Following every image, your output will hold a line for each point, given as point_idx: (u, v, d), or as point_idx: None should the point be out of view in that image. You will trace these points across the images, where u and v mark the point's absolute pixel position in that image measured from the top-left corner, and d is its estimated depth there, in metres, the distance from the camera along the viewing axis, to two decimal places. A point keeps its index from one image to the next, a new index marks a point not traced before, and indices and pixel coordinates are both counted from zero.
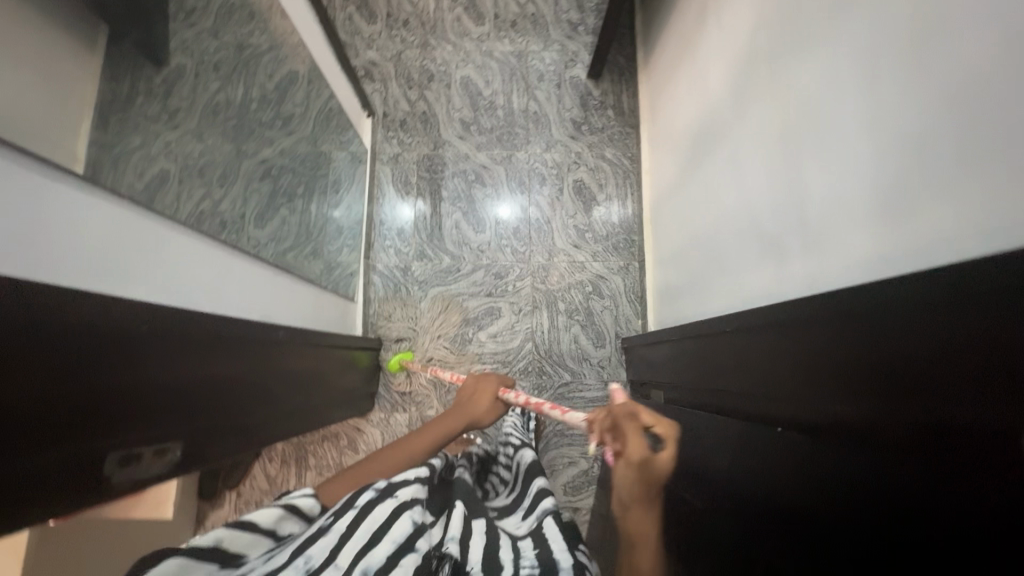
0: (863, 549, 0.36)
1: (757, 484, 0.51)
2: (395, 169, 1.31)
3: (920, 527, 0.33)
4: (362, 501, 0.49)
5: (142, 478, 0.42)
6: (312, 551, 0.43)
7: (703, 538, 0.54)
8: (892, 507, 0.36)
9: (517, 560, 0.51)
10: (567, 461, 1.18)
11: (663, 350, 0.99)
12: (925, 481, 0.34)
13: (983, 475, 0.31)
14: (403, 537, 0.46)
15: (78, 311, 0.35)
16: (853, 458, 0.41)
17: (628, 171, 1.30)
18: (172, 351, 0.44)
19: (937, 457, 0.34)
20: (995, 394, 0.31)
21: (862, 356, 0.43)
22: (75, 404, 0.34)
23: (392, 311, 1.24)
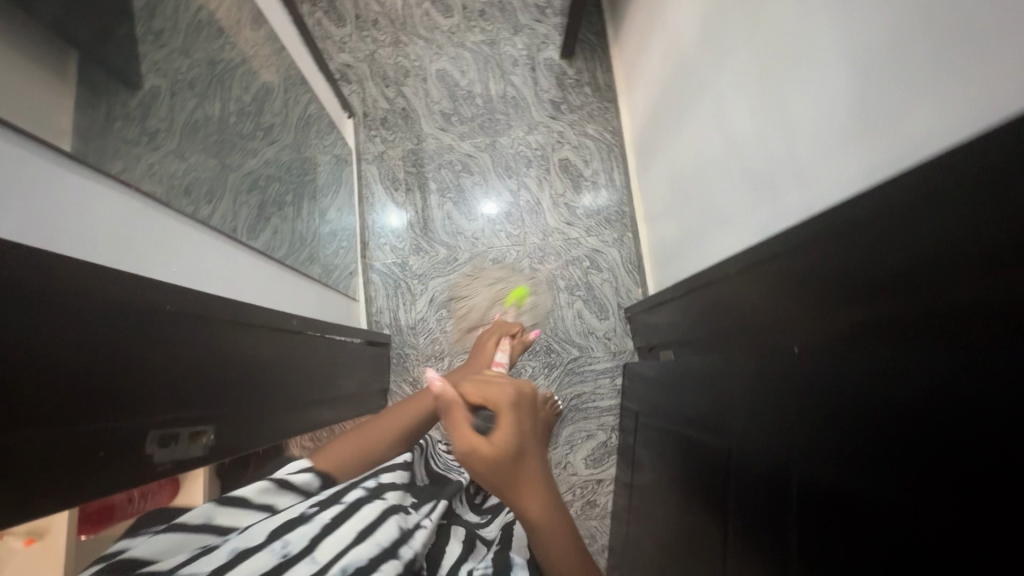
0: (856, 468, 0.36)
1: (768, 404, 0.52)
2: (381, 167, 1.32)
3: (902, 445, 0.32)
4: (354, 498, 0.58)
5: (180, 462, 0.42)
6: (290, 538, 0.50)
7: (738, 477, 0.54)
8: (880, 427, 0.35)
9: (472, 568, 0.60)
10: (584, 434, 1.19)
11: (667, 310, 1.01)
12: (908, 392, 0.33)
13: (963, 381, 0.29)
14: (386, 541, 0.53)
15: (101, 291, 0.35)
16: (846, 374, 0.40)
17: (611, 144, 1.32)
18: (196, 333, 0.44)
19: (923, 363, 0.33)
20: (996, 275, 0.30)
21: (877, 271, 0.43)
22: (107, 384, 0.34)
23: (395, 307, 1.25)
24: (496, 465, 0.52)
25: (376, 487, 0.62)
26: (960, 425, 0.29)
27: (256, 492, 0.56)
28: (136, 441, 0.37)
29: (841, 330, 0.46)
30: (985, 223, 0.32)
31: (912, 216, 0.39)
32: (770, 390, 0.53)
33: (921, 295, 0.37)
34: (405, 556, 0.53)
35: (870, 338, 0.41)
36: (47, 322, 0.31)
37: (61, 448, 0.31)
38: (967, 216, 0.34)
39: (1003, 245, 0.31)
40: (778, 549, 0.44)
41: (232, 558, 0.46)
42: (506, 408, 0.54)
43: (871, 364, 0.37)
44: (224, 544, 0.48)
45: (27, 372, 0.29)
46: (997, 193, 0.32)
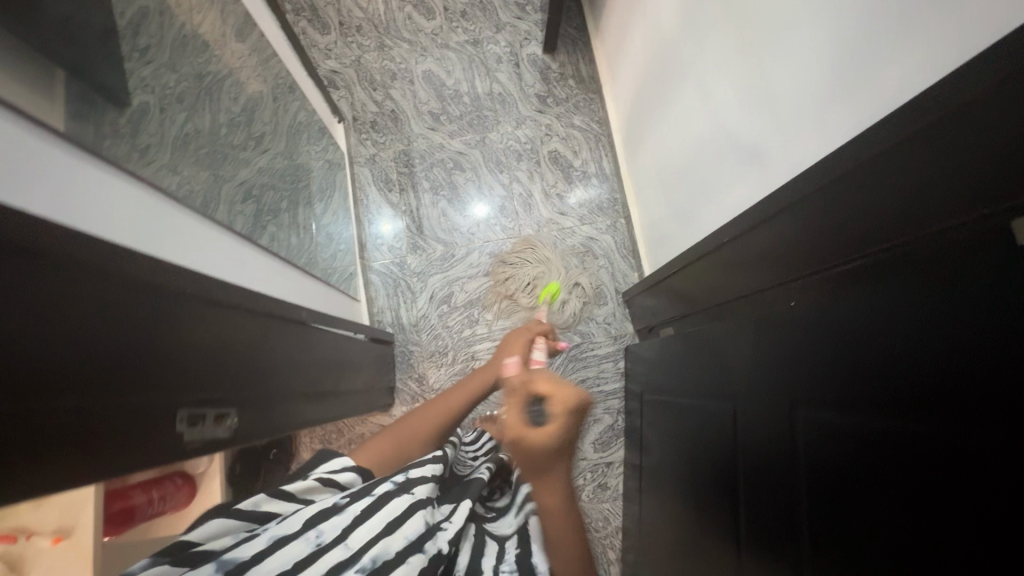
0: (868, 442, 0.36)
1: (770, 361, 0.54)
2: (374, 169, 1.33)
3: (916, 418, 0.33)
4: (383, 491, 0.59)
5: (207, 443, 0.43)
6: (324, 527, 0.53)
7: (750, 432, 0.56)
8: (890, 395, 0.35)
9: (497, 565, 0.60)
10: (591, 419, 1.21)
11: (666, 288, 1.03)
12: (915, 358, 0.33)
13: (970, 348, 0.30)
14: (414, 535, 0.55)
15: (128, 273, 0.36)
16: (845, 338, 0.41)
17: (598, 134, 1.34)
18: (214, 318, 0.46)
19: (924, 327, 0.33)
20: (996, 224, 0.31)
21: (874, 228, 0.44)
22: (137, 363, 0.36)
23: (396, 306, 1.26)
24: (532, 449, 0.61)
25: (405, 480, 0.62)
26: (975, 399, 0.29)
27: (299, 487, 0.60)
28: (167, 421, 0.38)
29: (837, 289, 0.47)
30: (997, 189, 0.33)
31: (911, 179, 0.40)
32: (772, 350, 0.54)
33: (910, 262, 0.37)
34: (430, 552, 0.54)
35: (849, 306, 0.42)
36: (80, 300, 0.32)
37: (99, 423, 0.33)
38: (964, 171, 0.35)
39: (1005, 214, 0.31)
40: (789, 520, 0.46)
41: (266, 547, 0.50)
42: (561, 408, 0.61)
43: (875, 342, 0.38)
44: (263, 532, 0.52)
45: (64, 350, 0.30)
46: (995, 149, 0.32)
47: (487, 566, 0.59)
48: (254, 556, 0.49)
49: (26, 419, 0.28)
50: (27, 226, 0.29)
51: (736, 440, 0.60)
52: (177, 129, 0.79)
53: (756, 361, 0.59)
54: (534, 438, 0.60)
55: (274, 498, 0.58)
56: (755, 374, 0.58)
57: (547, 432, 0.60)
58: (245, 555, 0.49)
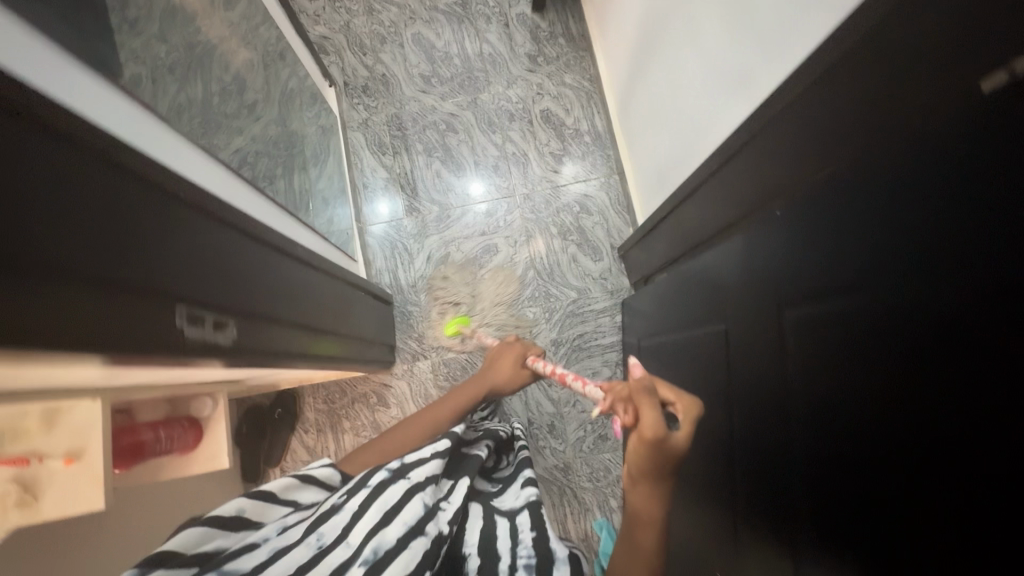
0: (880, 396, 0.34)
1: (762, 267, 0.55)
2: (367, 133, 1.34)
3: (930, 372, 0.30)
4: (378, 481, 0.62)
5: (208, 347, 0.45)
6: (324, 530, 0.56)
7: (748, 343, 0.57)
8: (900, 340, 0.32)
9: (514, 548, 0.63)
10: (590, 371, 1.22)
11: (664, 230, 1.03)
12: (924, 302, 0.31)
13: (981, 292, 0.27)
14: (412, 520, 0.57)
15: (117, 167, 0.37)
16: (848, 273, 0.38)
17: (590, 92, 1.34)
18: (203, 231, 0.47)
19: (934, 266, 0.30)
20: (982, 122, 0.28)
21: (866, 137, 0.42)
22: (130, 255, 0.37)
23: (395, 268, 1.27)
24: (675, 452, 0.53)
25: (399, 466, 0.65)
26: (992, 356, 0.27)
27: (280, 487, 0.64)
28: (167, 314, 0.40)
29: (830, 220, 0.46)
30: (977, 116, 0.28)
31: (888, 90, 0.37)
32: (767, 274, 0.53)
33: (893, 221, 0.33)
34: (429, 533, 0.57)
35: (843, 267, 0.39)
36: (74, 179, 0.33)
37: (102, 303, 0.34)
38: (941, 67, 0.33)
39: (996, 179, 0.27)
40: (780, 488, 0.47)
41: (273, 554, 0.54)
42: (690, 405, 0.56)
43: (877, 313, 0.35)
44: (263, 544, 0.55)
45: (55, 224, 0.31)
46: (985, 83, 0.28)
47: (501, 548, 0.63)
48: (256, 566, 0.53)
49: (27, 271, 0.29)
50: (14, 89, 0.30)
51: (737, 380, 0.59)
52: (181, 79, 0.79)
53: (744, 274, 0.59)
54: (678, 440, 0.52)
55: (255, 499, 0.61)
56: (746, 286, 0.59)
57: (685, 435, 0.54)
58: (246, 567, 0.52)
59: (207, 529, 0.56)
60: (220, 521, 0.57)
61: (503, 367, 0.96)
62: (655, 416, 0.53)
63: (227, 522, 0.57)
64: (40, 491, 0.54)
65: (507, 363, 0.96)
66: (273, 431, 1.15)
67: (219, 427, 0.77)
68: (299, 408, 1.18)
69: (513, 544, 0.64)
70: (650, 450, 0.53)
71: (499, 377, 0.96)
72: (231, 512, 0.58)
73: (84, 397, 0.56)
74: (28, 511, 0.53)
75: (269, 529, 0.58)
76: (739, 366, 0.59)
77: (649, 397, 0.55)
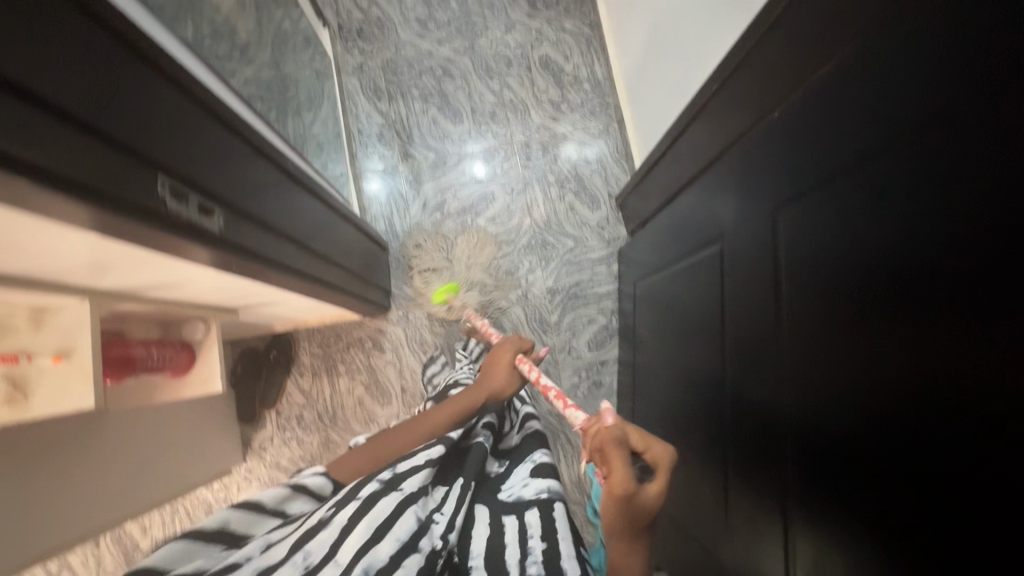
0: (882, 392, 0.38)
1: (783, 167, 0.55)
2: (362, 78, 1.31)
3: (931, 371, 0.34)
4: (368, 494, 0.59)
5: (194, 230, 0.44)
6: (311, 548, 0.54)
7: (760, 256, 0.58)
8: (904, 340, 0.36)
9: (522, 564, 0.55)
10: (586, 319, 1.22)
11: (663, 167, 1.04)
12: (927, 308, 0.34)
13: (983, 301, 0.31)
14: (405, 535, 0.55)
15: (115, 28, 0.36)
16: (850, 272, 0.42)
17: (590, 38, 1.31)
18: (196, 116, 0.46)
19: (936, 276, 0.34)
20: (985, 137, 0.31)
21: (862, 84, 0.43)
22: (122, 119, 0.36)
23: (391, 215, 1.25)
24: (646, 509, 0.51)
25: (391, 476, 0.63)
26: (991, 361, 0.30)
27: (272, 498, 0.63)
28: (149, 181, 0.39)
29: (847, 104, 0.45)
30: (978, 129, 0.31)
31: (889, 100, 0.39)
32: (774, 234, 0.55)
33: (898, 241, 0.37)
34: (423, 548, 0.55)
35: (847, 278, 0.42)
36: (73, 27, 0.32)
37: (93, 158, 0.34)
38: (938, 85, 0.35)
39: (996, 197, 0.30)
40: (779, 479, 0.51)
41: (256, 575, 0.51)
42: (662, 455, 0.54)
43: (882, 326, 0.38)
44: (248, 562, 0.53)
45: (53, 67, 0.31)
46: (989, 118, 0.31)
47: (510, 561, 0.56)
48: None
49: (9, 94, 0.28)
50: None
51: (744, 303, 0.61)
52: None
53: (763, 184, 0.59)
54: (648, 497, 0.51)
55: (238, 511, 0.60)
56: (762, 192, 0.59)
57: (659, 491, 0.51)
58: None
59: (186, 544, 0.55)
60: (203, 535, 0.57)
61: (498, 373, 0.90)
62: (626, 471, 0.51)
63: (209, 535, 0.57)
64: (31, 390, 0.54)
65: (501, 364, 0.91)
66: (268, 372, 1.15)
67: (214, 353, 0.78)
68: (293, 353, 1.17)
69: (522, 558, 0.56)
70: (620, 506, 0.50)
71: (496, 384, 0.89)
72: (215, 525, 0.58)
73: (70, 300, 0.54)
74: (15, 410, 0.53)
75: (253, 546, 0.55)
76: (753, 269, 0.59)
77: (621, 448, 0.52)
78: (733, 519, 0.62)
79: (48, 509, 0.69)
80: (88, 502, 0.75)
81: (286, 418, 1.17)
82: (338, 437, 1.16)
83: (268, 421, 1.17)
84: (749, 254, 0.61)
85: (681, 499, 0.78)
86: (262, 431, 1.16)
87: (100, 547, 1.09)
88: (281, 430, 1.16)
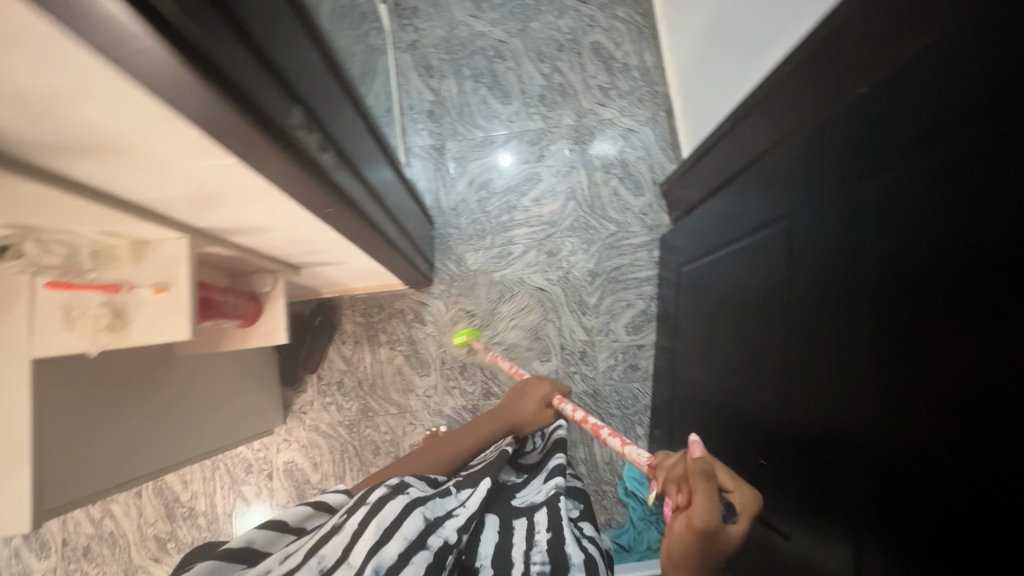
0: (904, 383, 0.46)
1: (829, 174, 0.62)
2: (415, 55, 1.32)
3: (944, 367, 0.42)
4: (378, 498, 0.59)
5: (308, 162, 0.47)
6: (325, 552, 0.54)
7: (806, 251, 0.65)
8: (923, 340, 0.44)
9: (527, 556, 0.61)
10: (625, 303, 1.23)
11: (700, 166, 1.10)
12: (943, 315, 0.42)
13: (988, 314, 0.39)
14: (413, 535, 0.55)
15: None
16: (881, 281, 0.50)
17: (641, 27, 1.32)
18: (315, 58, 0.48)
19: (953, 291, 0.42)
20: (1000, 185, 0.39)
21: (907, 109, 0.50)
22: (271, 44, 0.38)
23: (437, 190, 1.27)
24: (721, 545, 0.46)
25: (398, 481, 0.62)
26: (990, 363, 0.39)
27: (294, 516, 0.63)
28: (286, 111, 0.41)
29: (897, 119, 0.51)
30: (995, 177, 0.39)
31: (925, 145, 0.46)
32: (823, 229, 0.61)
33: (923, 265, 0.45)
34: (433, 546, 0.56)
35: (881, 296, 0.50)
36: None
37: (251, 77, 0.36)
38: (976, 139, 0.41)
39: (1004, 233, 0.38)
40: (806, 463, 0.60)
41: None
42: (748, 499, 0.48)
43: (906, 336, 0.46)
44: None
45: None
46: (1006, 180, 0.38)
47: (516, 555, 0.61)
48: None
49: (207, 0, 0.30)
50: None
51: (791, 289, 0.67)
52: None
53: (813, 183, 0.65)
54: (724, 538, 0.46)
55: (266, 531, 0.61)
56: (810, 193, 0.66)
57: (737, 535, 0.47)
58: None
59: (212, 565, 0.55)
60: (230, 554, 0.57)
61: (527, 406, 0.92)
62: (713, 507, 0.44)
63: (232, 556, 0.57)
64: (128, 317, 0.57)
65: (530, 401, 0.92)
66: (311, 339, 1.17)
67: (281, 304, 0.81)
68: (337, 322, 1.20)
69: (526, 549, 0.62)
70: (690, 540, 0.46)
71: (521, 413, 0.92)
72: (240, 544, 0.58)
73: (170, 235, 0.57)
74: (115, 336, 0.56)
75: (271, 560, 0.55)
76: (809, 254, 0.64)
77: (710, 482, 0.46)
78: (779, 484, 0.65)
79: (124, 443, 0.69)
80: (161, 441, 0.76)
81: (327, 383, 1.19)
82: (376, 405, 1.18)
83: (309, 385, 1.19)
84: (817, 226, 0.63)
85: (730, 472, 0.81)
86: (302, 394, 1.18)
87: (143, 497, 1.12)
88: (321, 395, 1.19)
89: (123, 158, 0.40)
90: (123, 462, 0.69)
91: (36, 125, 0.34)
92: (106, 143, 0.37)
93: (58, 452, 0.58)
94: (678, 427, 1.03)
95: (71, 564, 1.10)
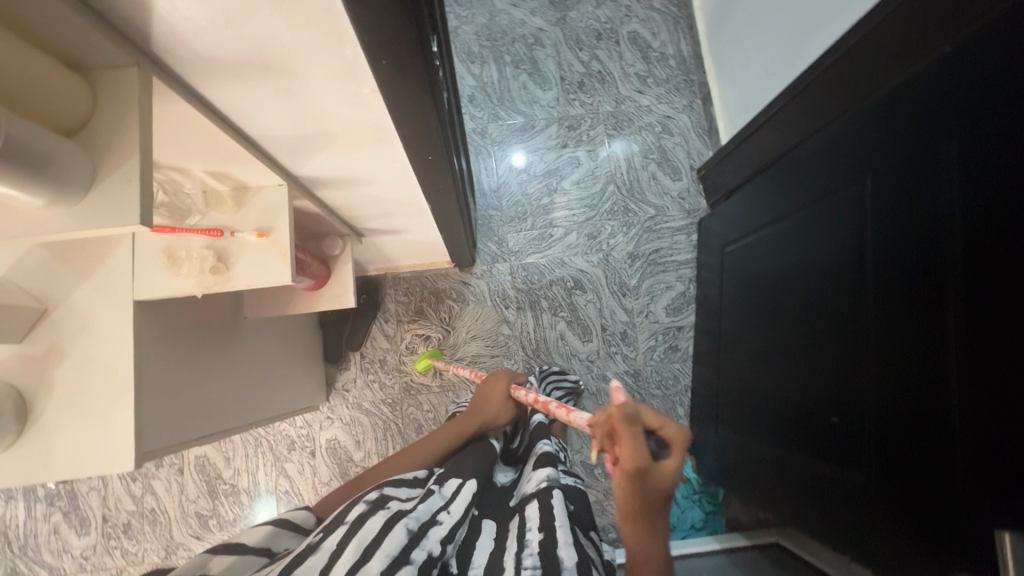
0: (931, 371, 0.57)
1: (846, 184, 0.72)
2: (457, 41, 1.34)
3: (967, 359, 0.54)
4: (356, 516, 0.52)
5: (434, 98, 0.48)
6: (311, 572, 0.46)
7: (824, 252, 0.75)
8: (946, 338, 0.56)
9: (518, 560, 0.51)
10: (664, 286, 1.25)
11: (724, 166, 1.17)
12: (962, 319, 0.54)
13: (1000, 322, 0.50)
14: (397, 550, 0.49)
15: None
16: (902, 286, 0.61)
17: (677, 17, 1.36)
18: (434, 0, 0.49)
19: (970, 300, 0.53)
20: (1001, 221, 0.50)
21: (915, 137, 0.60)
22: None
23: (478, 172, 1.29)
24: (660, 484, 0.47)
25: (377, 495, 0.55)
26: (1004, 357, 0.50)
27: (255, 538, 0.54)
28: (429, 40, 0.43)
29: (902, 151, 0.62)
30: (993, 213, 0.50)
31: (927, 181, 0.58)
32: (861, 208, 0.68)
33: (951, 270, 0.55)
34: (418, 560, 0.49)
35: (903, 301, 0.61)
36: None
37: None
38: (975, 182, 0.52)
39: (1008, 260, 0.49)
40: (851, 419, 0.69)
41: None
42: (678, 435, 0.49)
43: (943, 306, 0.56)
44: None
45: None
46: (1003, 216, 0.49)
47: (507, 560, 0.52)
48: None
49: None
50: None
51: (826, 264, 0.74)
52: None
53: (832, 191, 0.75)
54: (660, 476, 0.47)
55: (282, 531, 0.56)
56: (828, 201, 0.76)
57: (675, 474, 0.48)
58: None
59: None
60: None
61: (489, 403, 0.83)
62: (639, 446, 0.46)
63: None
64: (231, 262, 0.57)
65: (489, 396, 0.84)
66: (355, 318, 1.18)
67: (345, 270, 0.84)
68: (383, 298, 1.21)
69: (517, 552, 0.52)
70: (629, 484, 0.47)
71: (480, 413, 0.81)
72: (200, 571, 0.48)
73: (270, 181, 0.58)
74: (219, 278, 0.57)
75: None
76: (843, 244, 0.71)
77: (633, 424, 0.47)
78: (818, 451, 0.77)
79: (207, 401, 0.69)
80: (236, 402, 0.76)
81: (370, 361, 1.19)
82: (419, 384, 1.18)
83: (351, 363, 1.19)
84: (883, 190, 0.65)
85: (784, 439, 0.84)
86: (345, 372, 1.19)
87: (185, 474, 1.12)
88: (363, 373, 1.19)
89: (271, 81, 0.41)
90: (209, 414, 0.69)
91: (217, 40, 0.35)
92: (267, 63, 0.38)
93: (153, 399, 0.58)
94: (725, 404, 1.04)
95: (112, 540, 1.09)
